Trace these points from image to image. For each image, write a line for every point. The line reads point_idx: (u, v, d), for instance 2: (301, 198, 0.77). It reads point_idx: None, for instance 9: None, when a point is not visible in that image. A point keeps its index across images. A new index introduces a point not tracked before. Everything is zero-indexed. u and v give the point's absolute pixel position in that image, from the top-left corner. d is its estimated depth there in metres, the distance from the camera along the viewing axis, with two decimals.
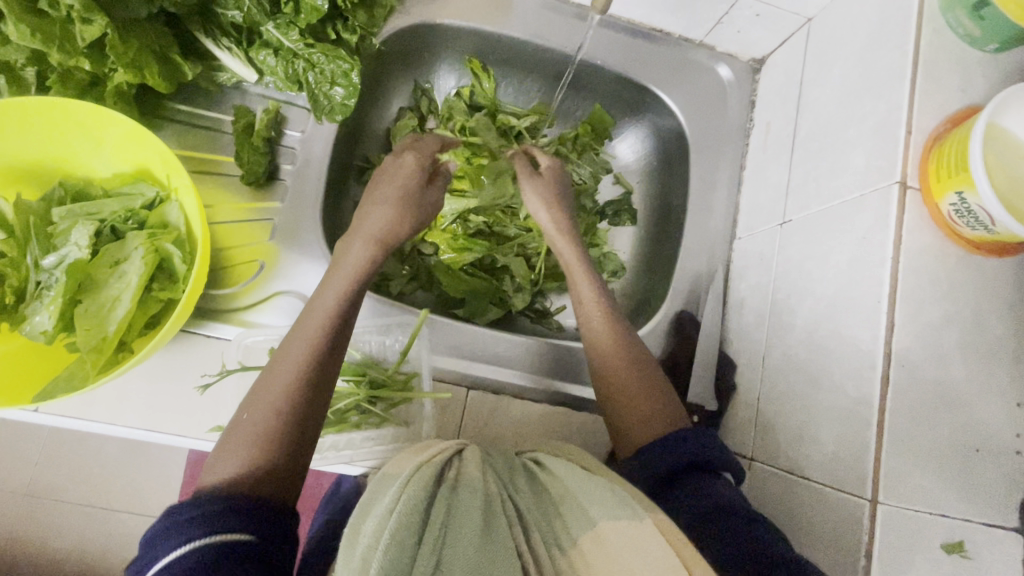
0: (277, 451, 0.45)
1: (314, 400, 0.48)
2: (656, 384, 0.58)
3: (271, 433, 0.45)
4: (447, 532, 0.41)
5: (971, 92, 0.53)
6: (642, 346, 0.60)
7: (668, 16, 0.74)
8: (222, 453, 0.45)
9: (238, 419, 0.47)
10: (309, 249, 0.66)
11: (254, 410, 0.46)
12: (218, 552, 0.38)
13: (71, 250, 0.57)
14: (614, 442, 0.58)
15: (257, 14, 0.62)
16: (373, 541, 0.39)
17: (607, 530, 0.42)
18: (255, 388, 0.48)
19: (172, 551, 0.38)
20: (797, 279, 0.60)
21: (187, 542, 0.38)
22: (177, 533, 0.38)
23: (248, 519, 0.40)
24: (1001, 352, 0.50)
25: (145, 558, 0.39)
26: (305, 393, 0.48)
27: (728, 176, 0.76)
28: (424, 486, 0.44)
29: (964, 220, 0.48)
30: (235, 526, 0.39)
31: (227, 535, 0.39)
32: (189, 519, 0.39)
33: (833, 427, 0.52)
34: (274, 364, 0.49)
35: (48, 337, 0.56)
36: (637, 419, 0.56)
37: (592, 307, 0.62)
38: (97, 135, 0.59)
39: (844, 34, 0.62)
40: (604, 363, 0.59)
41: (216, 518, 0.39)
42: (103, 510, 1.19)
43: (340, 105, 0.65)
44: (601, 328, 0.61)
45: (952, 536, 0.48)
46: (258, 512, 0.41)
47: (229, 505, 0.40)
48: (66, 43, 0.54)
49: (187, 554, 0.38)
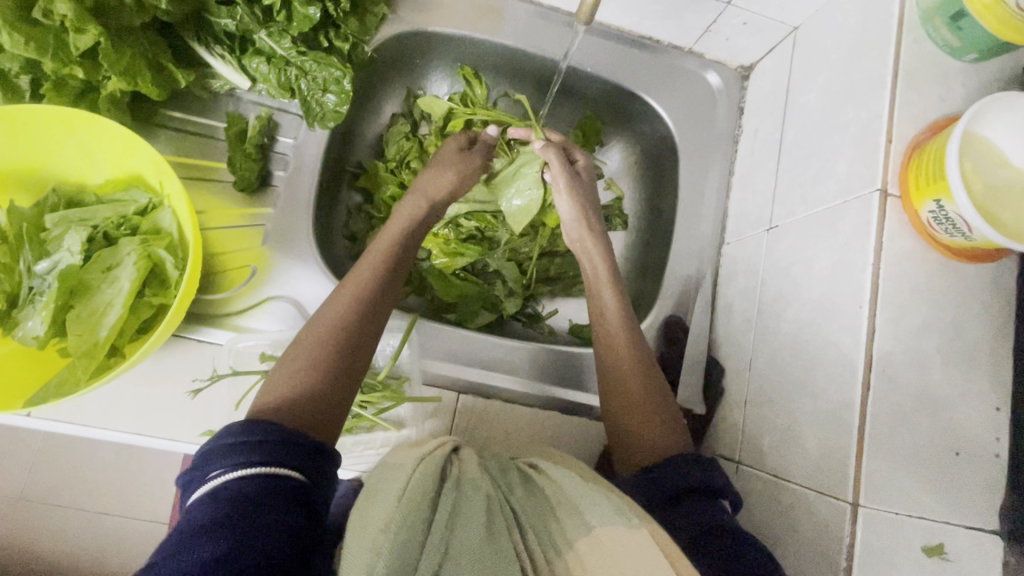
0: (322, 389, 0.48)
1: (358, 351, 0.52)
2: (658, 409, 0.58)
3: (320, 371, 0.48)
4: (452, 526, 0.41)
5: (950, 101, 0.54)
6: (657, 371, 0.60)
7: (657, 24, 0.75)
8: (273, 382, 0.48)
9: (287, 355, 0.50)
10: (300, 255, 0.66)
11: (305, 349, 0.50)
12: (268, 483, 0.40)
13: (64, 256, 0.58)
14: (619, 458, 0.58)
15: (250, 22, 0.63)
16: (383, 526, 0.39)
17: (606, 535, 0.42)
18: (306, 329, 0.52)
19: (226, 472, 0.40)
20: (783, 284, 0.61)
21: (242, 467, 0.40)
22: (233, 456, 0.41)
23: (297, 457, 0.43)
24: (980, 356, 0.51)
25: (197, 474, 0.41)
26: (352, 342, 0.51)
27: (717, 182, 0.77)
28: (430, 478, 0.45)
29: (943, 227, 0.49)
30: (286, 460, 0.42)
31: (278, 469, 0.41)
32: (244, 444, 0.41)
33: (816, 431, 0.52)
34: (324, 310, 0.53)
35: (40, 342, 0.56)
36: (647, 443, 0.56)
37: (614, 320, 0.62)
38: (90, 142, 0.59)
39: (828, 43, 0.63)
40: (619, 382, 0.59)
41: (269, 448, 0.42)
42: (96, 514, 1.19)
43: (332, 112, 0.67)
44: (622, 348, 0.60)
45: (932, 538, 0.48)
46: (304, 448, 0.43)
47: (279, 438, 0.43)
48: (60, 52, 0.55)
49: (241, 479, 0.40)
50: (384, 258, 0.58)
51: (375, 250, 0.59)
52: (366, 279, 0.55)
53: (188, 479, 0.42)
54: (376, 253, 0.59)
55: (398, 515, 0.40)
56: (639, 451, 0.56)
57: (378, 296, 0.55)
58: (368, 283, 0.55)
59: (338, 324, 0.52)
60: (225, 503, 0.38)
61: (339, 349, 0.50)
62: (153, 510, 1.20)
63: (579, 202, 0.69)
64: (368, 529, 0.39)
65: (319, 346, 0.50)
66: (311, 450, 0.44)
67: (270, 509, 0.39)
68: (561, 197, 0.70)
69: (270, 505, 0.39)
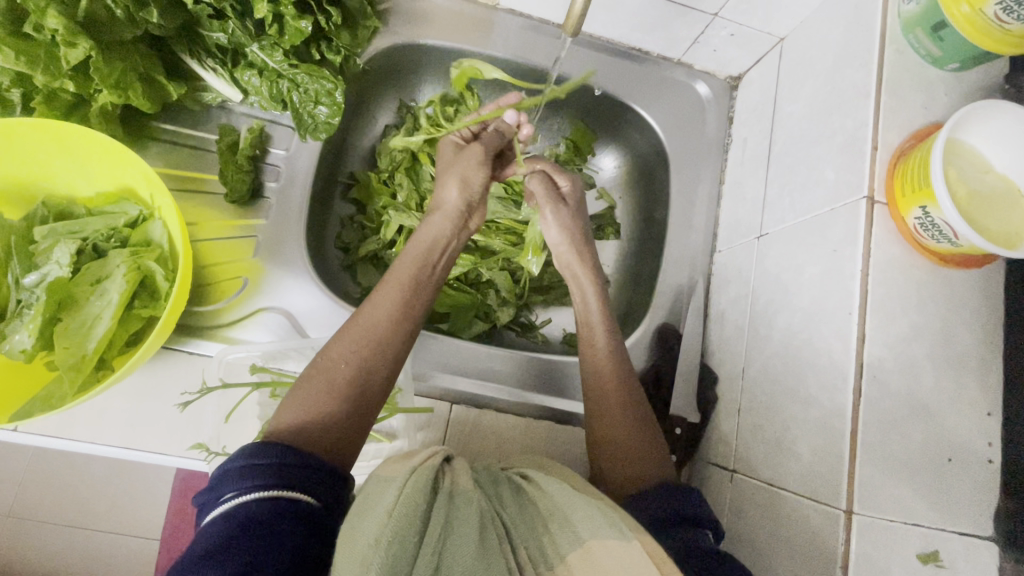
0: (339, 414, 0.47)
1: (378, 375, 0.51)
2: (641, 427, 0.59)
3: (338, 396, 0.48)
4: (445, 539, 0.41)
5: (933, 109, 0.55)
6: (643, 404, 0.61)
7: (646, 36, 0.76)
8: (288, 403, 0.47)
9: (303, 380, 0.49)
10: (293, 266, 0.66)
11: (324, 372, 0.49)
12: (279, 506, 0.40)
13: (52, 268, 0.57)
14: (609, 481, 0.57)
15: (242, 36, 0.64)
16: (373, 540, 0.39)
17: (596, 547, 0.42)
18: (325, 351, 0.51)
19: (238, 495, 0.40)
20: (774, 292, 0.61)
21: (252, 491, 0.40)
22: (243, 478, 0.41)
23: (307, 480, 0.42)
24: (970, 362, 0.51)
25: (208, 496, 0.41)
26: (371, 367, 0.50)
27: (708, 190, 0.77)
28: (422, 491, 0.44)
29: (930, 233, 0.49)
30: (297, 483, 0.42)
31: (286, 492, 0.41)
32: (255, 466, 0.41)
33: (809, 439, 0.52)
34: (344, 332, 0.52)
35: (28, 355, 0.56)
36: (629, 477, 0.56)
37: (602, 344, 0.63)
38: (80, 155, 0.59)
39: (814, 54, 0.64)
40: (607, 407, 0.59)
41: (283, 471, 0.42)
42: (85, 530, 1.18)
43: (325, 124, 0.67)
44: (608, 380, 0.60)
45: (927, 546, 0.48)
46: (319, 471, 0.43)
47: (292, 461, 0.43)
48: (51, 66, 0.55)
49: (253, 502, 0.40)
50: (406, 281, 0.57)
51: (401, 271, 0.58)
52: (388, 304, 0.54)
53: (200, 501, 0.42)
54: (401, 274, 0.58)
55: (389, 530, 0.39)
56: (617, 479, 0.57)
57: (399, 320, 0.54)
58: (391, 307, 0.54)
59: (359, 348, 0.51)
60: (238, 526, 0.38)
61: (357, 374, 0.50)
62: (144, 526, 1.19)
63: (568, 232, 0.69)
64: (358, 543, 0.38)
65: (340, 370, 0.49)
66: (323, 474, 0.44)
67: (282, 530, 0.38)
68: (549, 226, 0.70)
69: (282, 526, 0.39)
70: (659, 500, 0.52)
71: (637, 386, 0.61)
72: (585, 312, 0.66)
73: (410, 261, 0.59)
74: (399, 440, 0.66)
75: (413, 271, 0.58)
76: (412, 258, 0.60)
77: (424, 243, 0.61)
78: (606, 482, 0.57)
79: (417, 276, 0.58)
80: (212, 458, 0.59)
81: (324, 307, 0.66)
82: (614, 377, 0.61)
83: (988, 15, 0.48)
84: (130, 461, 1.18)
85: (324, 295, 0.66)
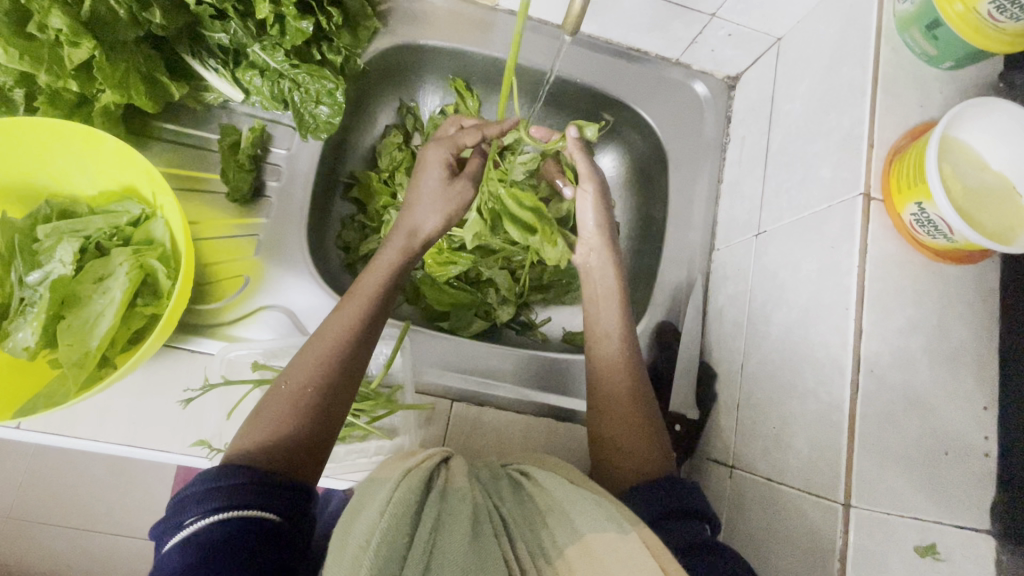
0: (299, 436, 0.47)
1: (343, 395, 0.51)
2: (647, 421, 0.59)
3: (298, 419, 0.47)
4: (437, 536, 0.41)
5: (928, 107, 0.55)
6: (652, 403, 0.61)
7: (644, 36, 0.77)
8: (251, 425, 0.47)
9: (265, 403, 0.49)
10: (294, 265, 0.67)
11: (283, 393, 0.48)
12: (242, 526, 0.40)
13: (55, 266, 0.58)
14: (605, 478, 0.58)
15: (243, 36, 0.64)
16: (363, 542, 0.39)
17: (593, 540, 0.43)
18: (289, 371, 0.50)
19: (200, 518, 0.40)
20: (772, 289, 0.62)
21: (212, 514, 0.40)
22: (203, 502, 0.40)
23: (273, 497, 0.42)
24: (965, 356, 0.51)
25: (170, 523, 0.41)
26: (335, 386, 0.50)
27: (706, 189, 0.78)
28: (415, 490, 0.45)
29: (925, 229, 0.50)
30: (262, 501, 0.41)
31: (250, 511, 0.41)
32: (215, 489, 0.41)
33: (807, 434, 0.53)
34: (308, 350, 0.51)
35: (31, 353, 0.56)
36: (627, 477, 0.56)
37: (614, 344, 0.62)
38: (84, 155, 0.60)
39: (810, 53, 0.64)
40: (613, 401, 0.60)
41: (249, 489, 0.41)
42: (86, 531, 1.18)
43: (325, 123, 0.67)
44: (617, 374, 0.61)
45: (924, 539, 0.48)
46: (283, 488, 0.43)
47: (257, 479, 0.42)
48: (54, 66, 0.55)
49: (215, 524, 0.39)
50: (373, 297, 0.56)
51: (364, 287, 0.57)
52: (352, 322, 0.53)
53: (161, 528, 0.41)
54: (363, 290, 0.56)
55: (380, 531, 0.40)
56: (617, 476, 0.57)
57: (363, 338, 0.53)
58: (354, 325, 0.53)
59: (325, 366, 0.50)
60: (203, 551, 0.38)
61: (321, 393, 0.49)
62: (146, 528, 1.19)
63: (603, 217, 0.69)
64: (349, 546, 0.39)
65: (300, 393, 0.48)
66: (286, 489, 0.43)
67: (246, 549, 0.39)
68: (586, 205, 0.69)
69: (246, 546, 0.39)
70: (661, 495, 0.53)
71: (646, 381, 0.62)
72: (599, 317, 0.64)
73: (376, 276, 0.58)
74: (400, 439, 0.67)
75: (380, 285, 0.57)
76: (379, 274, 0.58)
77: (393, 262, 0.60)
78: (605, 477, 0.58)
79: (383, 292, 0.57)
80: (214, 455, 0.59)
81: (325, 304, 0.66)
82: (627, 383, 0.60)
83: (981, 13, 0.48)
84: (129, 462, 1.18)
85: (325, 294, 0.66)
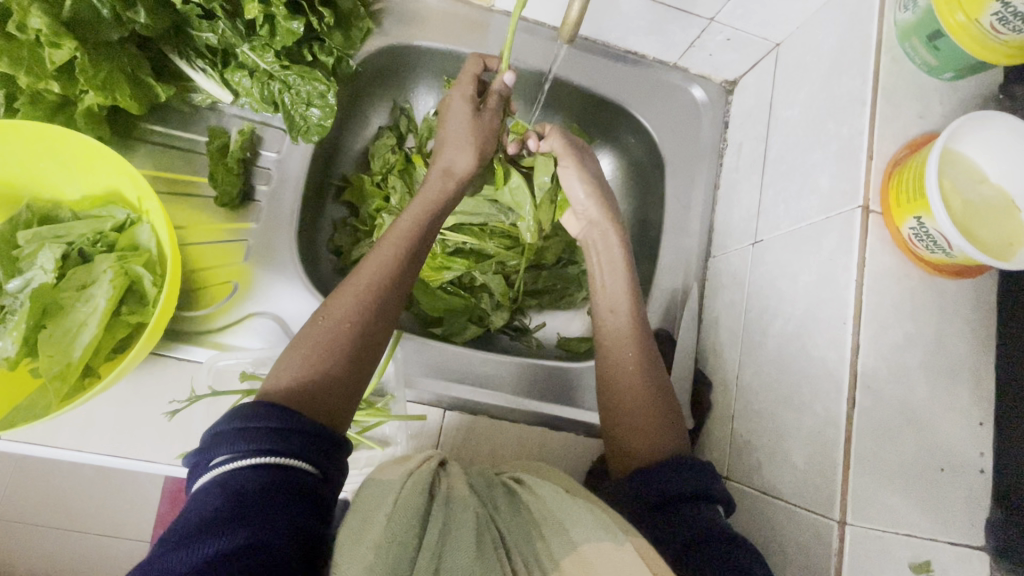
0: (335, 374, 0.47)
1: (375, 338, 0.51)
2: (657, 383, 0.61)
3: (333, 357, 0.47)
4: (443, 542, 0.41)
5: (928, 118, 0.54)
6: (660, 373, 0.62)
7: (642, 39, 0.76)
8: (286, 362, 0.47)
9: (297, 341, 0.49)
10: (283, 270, 0.65)
11: (318, 331, 0.49)
12: (277, 477, 0.39)
13: (36, 274, 0.56)
14: (625, 444, 0.58)
15: (232, 36, 0.62)
16: (375, 544, 0.39)
17: (588, 550, 0.42)
18: (324, 308, 0.50)
19: (234, 459, 0.39)
20: (769, 298, 0.61)
21: (249, 456, 0.39)
22: (237, 443, 0.40)
23: (304, 447, 0.41)
24: (962, 371, 0.51)
25: (202, 457, 0.40)
26: (369, 326, 0.50)
27: (703, 194, 0.77)
28: (422, 491, 0.45)
29: (924, 244, 0.49)
30: (293, 451, 0.40)
31: (287, 459, 0.40)
32: (249, 431, 0.40)
33: (802, 447, 0.52)
34: (342, 291, 0.52)
35: (11, 362, 0.55)
36: (642, 442, 0.57)
37: (620, 313, 0.65)
38: (67, 159, 0.58)
39: (809, 61, 0.64)
40: (618, 362, 0.62)
41: (278, 436, 0.40)
42: (73, 532, 1.16)
43: (316, 126, 0.66)
44: (621, 336, 0.63)
45: (919, 556, 0.48)
46: (316, 439, 0.42)
47: (290, 426, 0.41)
48: (34, 67, 0.54)
49: (247, 471, 0.39)
50: (405, 238, 0.56)
51: (398, 229, 0.57)
52: (383, 262, 0.54)
53: (194, 461, 0.41)
54: (397, 233, 0.57)
55: (390, 534, 0.40)
56: (632, 444, 0.58)
57: (396, 280, 0.54)
58: (388, 264, 0.54)
59: (357, 307, 0.50)
60: (230, 494, 0.37)
61: (356, 332, 0.49)
62: (133, 528, 1.18)
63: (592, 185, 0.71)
64: (360, 545, 0.38)
65: (336, 331, 0.49)
66: (321, 440, 0.43)
67: (275, 501, 0.38)
68: (576, 176, 0.71)
69: (276, 499, 0.38)
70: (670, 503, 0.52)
71: (654, 345, 0.64)
72: (613, 292, 0.66)
73: (410, 219, 0.58)
74: (391, 447, 0.66)
75: (414, 227, 0.58)
76: (415, 215, 0.59)
77: (425, 201, 0.60)
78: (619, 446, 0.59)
79: (416, 236, 0.57)
80: None
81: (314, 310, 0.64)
82: (631, 355, 0.61)
83: (983, 25, 0.47)
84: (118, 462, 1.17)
85: (313, 298, 0.65)
